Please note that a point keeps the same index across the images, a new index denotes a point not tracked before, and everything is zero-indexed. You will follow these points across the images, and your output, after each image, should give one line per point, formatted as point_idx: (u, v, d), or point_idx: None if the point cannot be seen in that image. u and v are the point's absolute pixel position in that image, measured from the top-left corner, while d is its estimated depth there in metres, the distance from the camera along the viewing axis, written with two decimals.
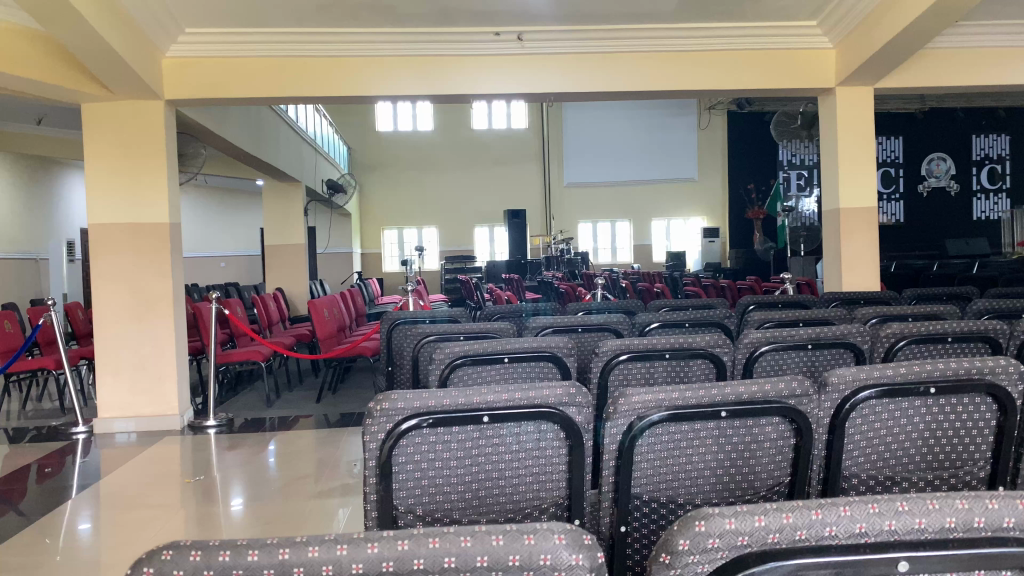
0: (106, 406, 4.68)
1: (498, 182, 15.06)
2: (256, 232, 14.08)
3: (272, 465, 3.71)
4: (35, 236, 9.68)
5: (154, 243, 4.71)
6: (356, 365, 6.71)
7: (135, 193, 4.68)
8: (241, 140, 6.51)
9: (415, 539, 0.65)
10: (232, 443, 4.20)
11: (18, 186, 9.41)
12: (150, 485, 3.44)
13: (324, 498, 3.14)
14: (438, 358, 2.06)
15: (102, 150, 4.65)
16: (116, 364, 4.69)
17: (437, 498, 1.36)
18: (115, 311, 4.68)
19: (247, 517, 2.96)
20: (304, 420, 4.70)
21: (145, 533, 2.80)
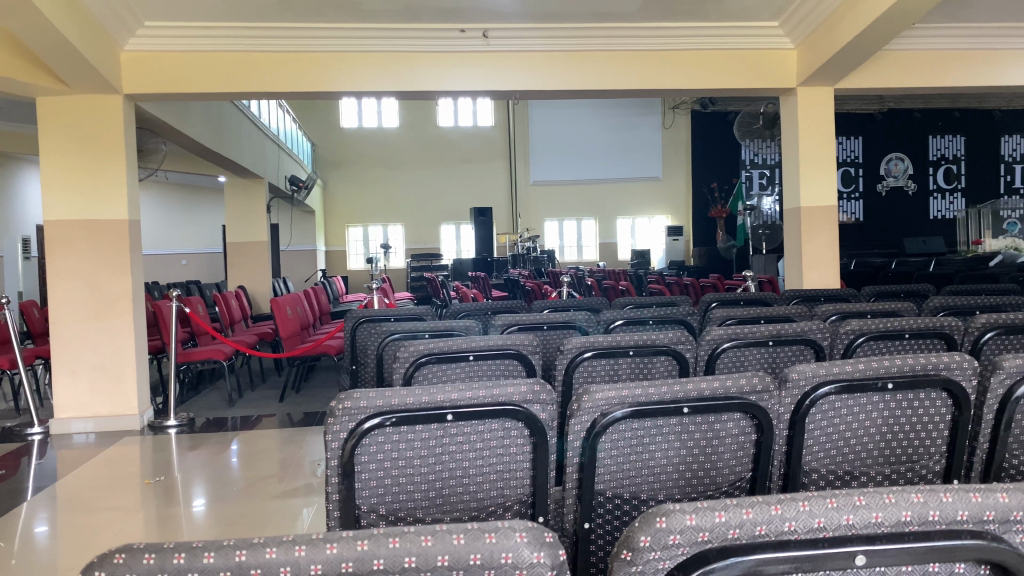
0: (62, 406, 4.58)
1: (464, 180, 15.02)
2: (219, 229, 13.90)
3: (235, 464, 3.66)
4: None
5: (113, 240, 4.62)
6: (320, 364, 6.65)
7: (95, 187, 4.59)
8: (204, 136, 6.41)
9: (375, 539, 0.64)
10: (193, 443, 4.13)
11: None
12: (108, 487, 3.37)
13: (287, 498, 3.11)
14: (403, 356, 2.05)
15: (58, 146, 4.54)
16: (74, 363, 4.59)
17: (400, 497, 1.35)
18: (72, 309, 4.59)
19: (209, 518, 2.92)
20: (267, 419, 4.65)
21: (102, 536, 2.75)
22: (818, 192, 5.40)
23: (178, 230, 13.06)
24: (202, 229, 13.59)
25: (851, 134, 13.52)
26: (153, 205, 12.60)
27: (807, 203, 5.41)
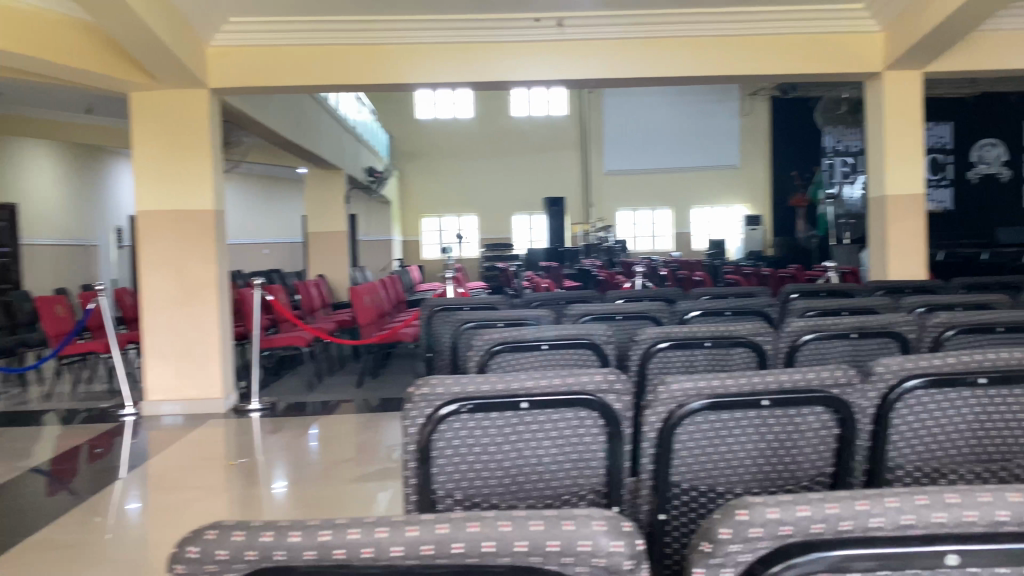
0: (153, 388, 4.79)
1: (536, 170, 15.03)
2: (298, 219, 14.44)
3: (312, 449, 3.76)
4: (89, 225, 10.21)
5: (199, 229, 4.79)
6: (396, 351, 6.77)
7: (183, 178, 4.76)
8: (285, 129, 6.58)
9: (455, 522, 0.65)
10: (275, 426, 4.26)
11: (75, 174, 9.95)
12: (195, 467, 3.51)
13: (363, 482, 3.19)
14: (477, 345, 2.08)
15: (150, 140, 4.74)
16: (164, 347, 4.79)
17: (475, 483, 1.35)
18: (163, 295, 4.78)
19: (289, 499, 3.01)
20: (347, 404, 4.77)
21: (189, 514, 2.86)
22: (903, 179, 5.21)
23: (262, 221, 13.51)
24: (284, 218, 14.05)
25: (942, 119, 12.93)
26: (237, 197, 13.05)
27: (892, 190, 5.22)
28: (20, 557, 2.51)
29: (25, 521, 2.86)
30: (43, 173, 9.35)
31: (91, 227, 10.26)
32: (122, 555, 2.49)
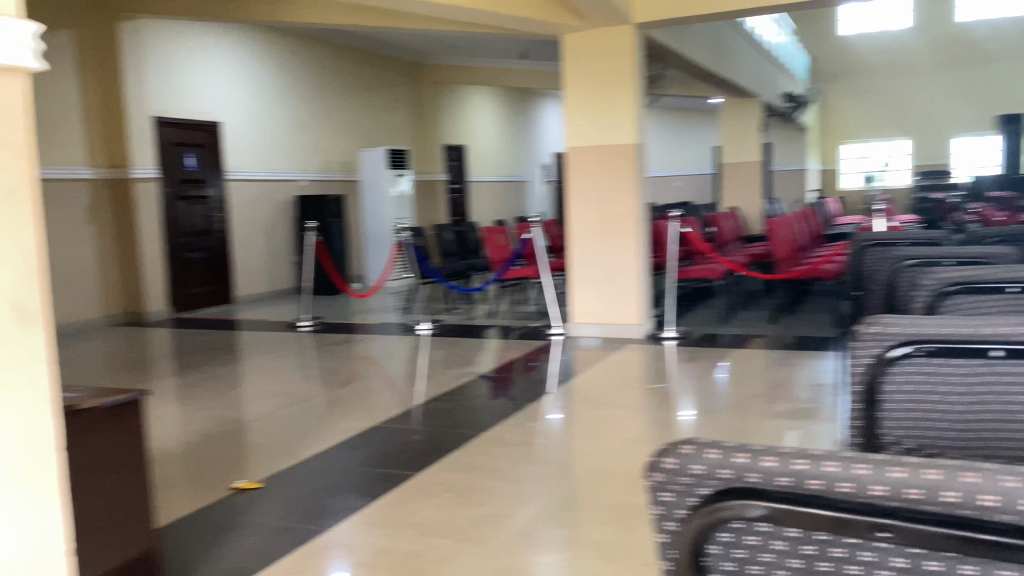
0: (578, 311, 5.24)
1: (992, 84, 12.70)
2: (711, 149, 14.90)
3: (723, 382, 3.79)
4: (521, 162, 11.93)
5: (621, 164, 5.02)
6: (814, 288, 6.48)
7: (608, 114, 5.02)
8: (703, 58, 6.56)
9: (948, 472, 0.67)
10: (689, 356, 4.39)
11: (509, 116, 11.57)
12: (617, 387, 3.77)
13: (780, 419, 3.13)
14: (926, 285, 1.93)
15: (579, 80, 5.07)
16: (588, 275, 5.20)
17: (931, 433, 1.27)
18: (588, 225, 5.16)
19: (704, 426, 3.10)
20: (759, 339, 4.72)
21: (610, 430, 3.09)
22: None
23: (676, 153, 14.33)
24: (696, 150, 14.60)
25: None
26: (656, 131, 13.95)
27: None
28: (476, 447, 2.98)
29: (480, 417, 3.38)
30: (486, 121, 11.04)
31: (522, 164, 11.98)
32: (555, 458, 2.82)
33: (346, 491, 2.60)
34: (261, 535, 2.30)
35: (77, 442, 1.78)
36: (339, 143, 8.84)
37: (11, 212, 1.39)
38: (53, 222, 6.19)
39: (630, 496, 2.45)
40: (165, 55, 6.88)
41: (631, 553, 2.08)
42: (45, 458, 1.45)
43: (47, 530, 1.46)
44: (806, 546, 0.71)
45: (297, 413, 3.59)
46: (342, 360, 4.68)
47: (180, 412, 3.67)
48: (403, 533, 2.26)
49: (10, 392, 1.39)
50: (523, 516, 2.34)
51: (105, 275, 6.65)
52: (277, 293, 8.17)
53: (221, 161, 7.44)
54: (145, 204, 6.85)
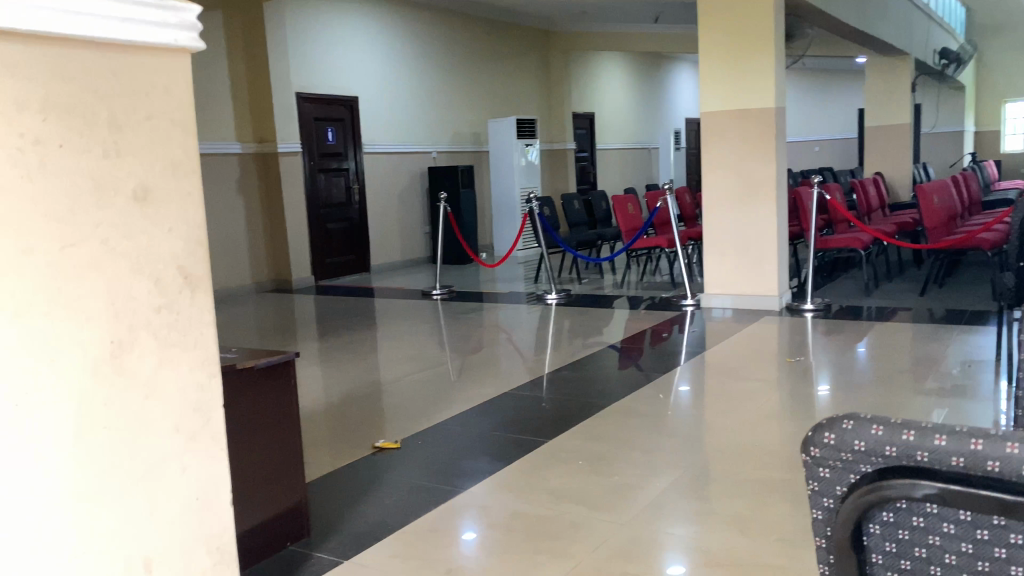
0: (711, 282, 5.12)
1: None
2: (856, 112, 14.12)
3: (866, 357, 3.60)
4: (649, 129, 12.03)
5: (761, 129, 4.84)
6: (970, 259, 6.07)
7: (748, 77, 4.84)
8: (848, 15, 6.22)
9: None
10: (830, 329, 4.22)
11: (637, 83, 11.69)
12: (753, 359, 3.68)
13: (930, 396, 2.97)
14: None
15: (716, 42, 4.91)
16: (722, 244, 5.06)
17: None
18: (724, 193, 5.01)
19: (845, 402, 2.98)
20: (905, 312, 4.48)
21: (744, 404, 3.02)
22: None
23: (817, 118, 13.81)
24: (838, 113, 14.03)
25: None
26: (795, 95, 13.47)
27: None
28: (606, 416, 2.98)
29: (611, 386, 3.38)
30: (615, 88, 11.20)
31: (650, 131, 12.08)
32: (686, 431, 2.77)
33: (479, 455, 2.66)
34: (398, 493, 2.39)
35: (235, 400, 1.91)
36: (469, 114, 8.95)
37: (178, 183, 1.48)
38: (212, 191, 6.71)
39: (766, 472, 2.38)
40: (304, 31, 7.09)
41: (768, 529, 2.02)
42: (210, 414, 1.56)
43: (212, 480, 1.57)
44: (994, 533, 0.58)
45: (431, 377, 3.70)
46: (472, 328, 4.78)
47: (323, 374, 3.87)
48: (535, 498, 2.30)
49: (179, 352, 1.50)
50: (655, 488, 2.32)
51: (252, 243, 7.06)
52: (410, 262, 8.40)
53: (358, 135, 7.68)
54: (289, 177, 7.09)
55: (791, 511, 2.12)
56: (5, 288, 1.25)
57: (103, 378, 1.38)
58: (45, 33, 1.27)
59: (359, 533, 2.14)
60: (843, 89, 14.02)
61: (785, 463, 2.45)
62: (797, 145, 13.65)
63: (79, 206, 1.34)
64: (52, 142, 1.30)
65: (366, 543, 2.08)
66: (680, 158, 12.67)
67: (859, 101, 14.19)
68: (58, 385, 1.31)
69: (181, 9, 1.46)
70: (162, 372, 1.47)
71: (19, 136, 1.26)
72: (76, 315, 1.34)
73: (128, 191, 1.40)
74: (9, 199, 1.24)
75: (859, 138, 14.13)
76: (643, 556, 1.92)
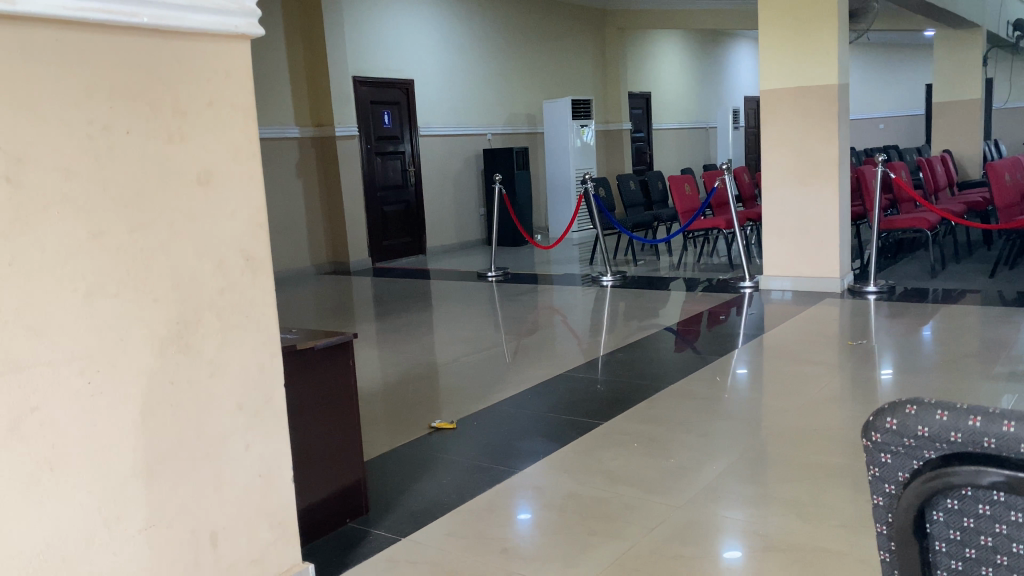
0: (770, 263, 5.03)
1: None
2: (923, 87, 13.65)
3: (932, 340, 3.51)
4: (706, 108, 11.87)
5: (822, 105, 4.72)
6: None
7: (810, 52, 4.72)
8: None
9: None
10: (894, 311, 4.11)
11: (694, 60, 11.54)
12: (812, 342, 3.61)
13: (999, 380, 2.88)
14: None
15: (776, 17, 4.79)
16: (781, 225, 4.96)
17: None
18: (784, 172, 4.90)
19: (909, 386, 2.91)
20: (974, 295, 4.34)
21: (803, 387, 2.97)
22: None
23: (882, 94, 13.40)
24: (904, 88, 13.59)
25: None
26: (859, 71, 13.09)
27: None
28: (662, 399, 2.96)
29: (666, 369, 3.36)
30: (672, 66, 11.07)
31: (707, 110, 11.92)
32: (744, 414, 2.74)
33: (534, 436, 2.68)
34: (454, 473, 2.42)
35: (296, 378, 1.95)
36: (524, 96, 8.92)
37: (239, 168, 1.51)
38: (272, 175, 6.84)
39: (827, 456, 2.34)
40: (361, 15, 7.13)
41: (829, 515, 1.99)
42: (272, 393, 1.60)
43: (273, 457, 1.61)
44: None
45: (486, 359, 3.73)
46: (527, 310, 4.79)
47: (380, 355, 3.92)
48: (590, 479, 2.31)
49: (242, 331, 1.54)
50: (711, 471, 2.30)
51: (311, 226, 7.17)
52: (465, 245, 8.43)
53: (414, 118, 7.74)
54: (347, 159, 7.16)
55: (852, 497, 2.08)
56: (79, 270, 1.30)
57: (169, 358, 1.42)
58: (112, 23, 1.31)
59: (416, 512, 2.18)
60: (910, 64, 13.57)
61: (847, 447, 2.41)
62: (861, 122, 13.28)
63: (145, 191, 1.38)
64: (119, 128, 1.34)
65: (423, 522, 2.11)
66: (739, 137, 12.35)
67: (927, 75, 13.72)
68: (125, 365, 1.36)
69: None
70: (226, 352, 1.51)
71: (88, 122, 1.30)
72: (143, 296, 1.38)
73: (190, 175, 1.44)
74: (80, 183, 1.29)
75: (927, 115, 13.66)
76: (699, 539, 1.92)
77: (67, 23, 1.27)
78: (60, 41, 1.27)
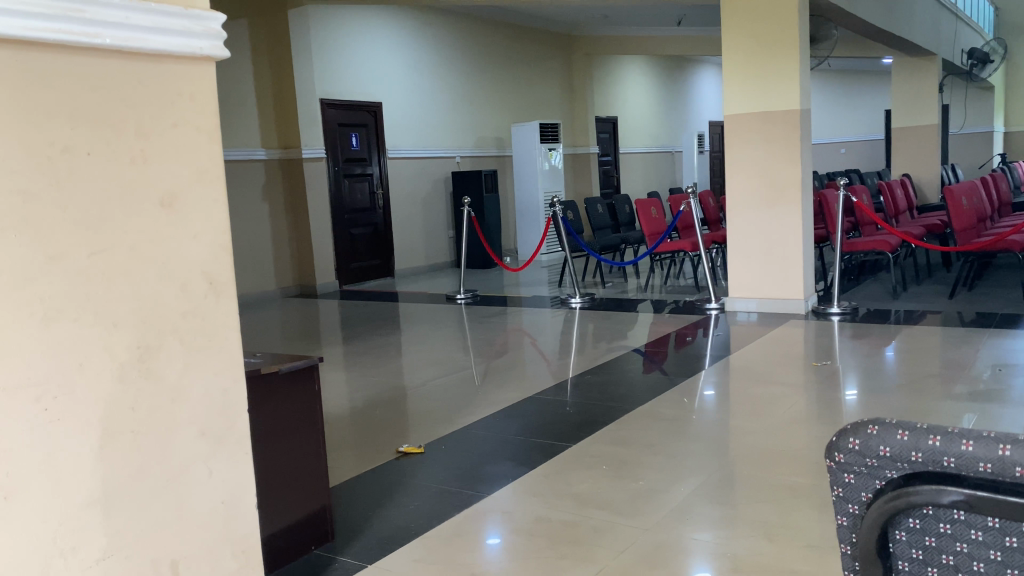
0: (737, 285, 5.08)
1: None
2: (883, 113, 14.00)
3: (895, 361, 3.56)
4: (672, 132, 12.04)
5: (785, 129, 4.80)
6: (998, 260, 5.99)
7: (771, 78, 4.81)
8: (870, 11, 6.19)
9: None
10: (858, 332, 4.17)
11: (659, 85, 11.71)
12: (778, 363, 3.65)
13: (958, 400, 2.93)
14: None
15: (739, 43, 4.88)
16: (747, 246, 5.02)
17: None
18: (749, 194, 4.97)
19: (871, 406, 2.95)
20: (934, 316, 4.42)
21: (769, 408, 3.00)
22: None
23: (843, 119, 13.72)
24: (864, 113, 13.89)
25: None
26: (821, 97, 13.39)
27: None
28: (632, 421, 2.97)
29: (634, 390, 3.38)
30: (638, 91, 11.23)
31: (673, 135, 12.09)
32: (711, 435, 2.75)
33: (503, 460, 2.66)
34: (423, 498, 2.40)
35: (260, 404, 1.92)
36: (492, 119, 8.97)
37: (205, 190, 1.50)
38: (237, 197, 6.78)
39: (794, 477, 2.36)
40: (327, 38, 7.14)
41: (796, 535, 2.00)
42: (236, 417, 1.58)
43: (237, 483, 1.59)
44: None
45: (454, 382, 3.71)
46: (496, 332, 4.79)
47: (347, 378, 3.89)
48: (559, 502, 2.30)
49: (205, 356, 1.51)
50: (679, 493, 2.31)
51: (278, 250, 7.13)
52: (434, 267, 8.42)
53: (382, 140, 7.74)
54: (313, 181, 7.13)
55: (820, 516, 2.09)
56: (37, 294, 1.27)
57: (129, 383, 1.39)
58: (74, 43, 1.30)
59: (382, 537, 2.15)
60: (869, 89, 13.90)
61: (812, 467, 2.43)
62: (823, 147, 13.57)
63: (107, 213, 1.36)
64: (80, 150, 1.32)
65: (390, 548, 2.09)
66: (703, 161, 12.56)
67: (886, 102, 14.08)
68: (87, 388, 1.33)
69: (206, 18, 1.48)
70: (189, 375, 1.49)
71: (48, 144, 1.28)
72: (103, 320, 1.36)
73: (154, 198, 1.42)
74: (39, 206, 1.27)
75: (887, 140, 14.00)
76: (669, 561, 1.91)
77: (24, 43, 1.25)
78: (18, 60, 1.25)
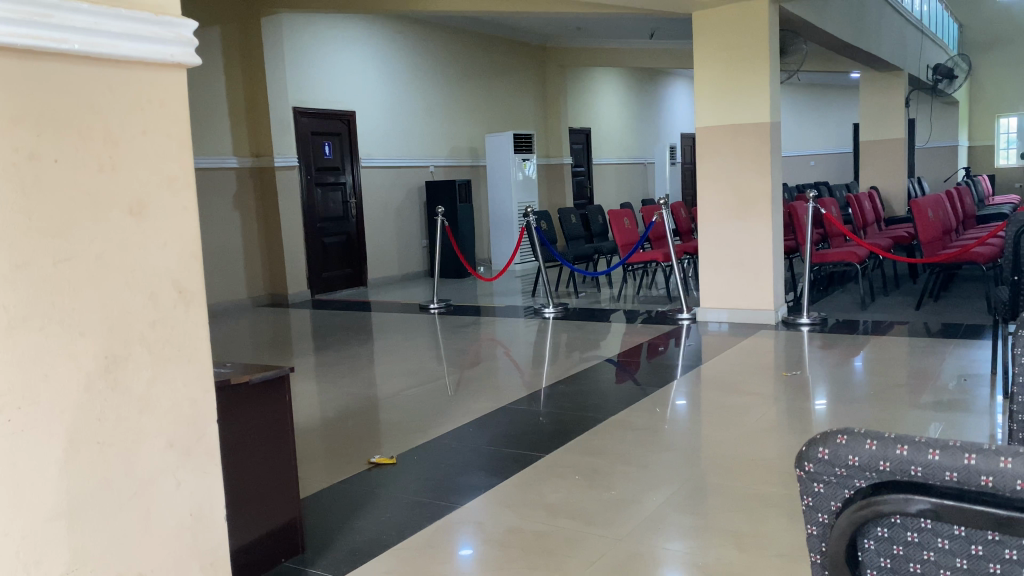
0: (708, 296, 5.12)
1: None
2: (850, 126, 14.23)
3: (863, 371, 3.61)
4: (644, 144, 12.14)
5: (755, 142, 4.86)
6: (963, 272, 6.10)
7: (741, 91, 4.87)
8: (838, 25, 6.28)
9: None
10: (827, 343, 4.22)
11: (632, 97, 11.80)
12: (749, 373, 3.68)
13: (924, 409, 2.98)
14: None
15: (710, 56, 4.94)
16: (719, 257, 5.07)
17: None
18: (720, 206, 5.02)
19: (841, 415, 2.98)
20: (901, 327, 4.48)
21: (740, 418, 3.02)
22: None
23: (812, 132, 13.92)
24: (833, 127, 14.09)
25: None
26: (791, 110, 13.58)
27: None
28: (603, 431, 2.97)
29: (607, 400, 3.39)
30: (611, 102, 11.31)
31: (644, 146, 12.18)
32: (682, 445, 2.77)
33: (476, 470, 2.65)
34: (395, 509, 2.38)
35: (229, 414, 1.90)
36: (466, 130, 8.98)
37: (175, 198, 1.49)
38: (207, 205, 6.72)
39: (763, 486, 2.38)
40: (300, 46, 7.11)
41: (767, 544, 2.02)
42: (205, 428, 1.56)
43: (206, 494, 1.56)
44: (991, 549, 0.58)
45: (427, 393, 3.68)
46: (469, 342, 4.78)
47: (318, 389, 3.86)
48: (531, 513, 2.30)
49: (173, 366, 1.49)
50: (651, 502, 2.32)
51: (249, 259, 7.07)
52: (407, 276, 8.40)
53: (355, 149, 7.70)
54: (286, 190, 7.08)
55: (789, 525, 2.11)
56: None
57: (95, 394, 1.37)
58: (40, 48, 1.28)
59: (353, 549, 2.13)
60: (837, 103, 14.13)
61: (781, 476, 2.45)
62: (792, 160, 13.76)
63: (74, 221, 1.34)
64: (47, 156, 1.30)
65: (361, 559, 2.07)
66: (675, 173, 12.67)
67: (853, 116, 14.32)
68: (52, 397, 1.31)
69: (177, 24, 1.47)
70: (158, 385, 1.47)
71: (13, 151, 1.26)
72: (69, 328, 1.33)
73: (123, 205, 1.41)
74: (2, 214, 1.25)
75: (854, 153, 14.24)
76: (638, 571, 1.92)
77: None
78: None
